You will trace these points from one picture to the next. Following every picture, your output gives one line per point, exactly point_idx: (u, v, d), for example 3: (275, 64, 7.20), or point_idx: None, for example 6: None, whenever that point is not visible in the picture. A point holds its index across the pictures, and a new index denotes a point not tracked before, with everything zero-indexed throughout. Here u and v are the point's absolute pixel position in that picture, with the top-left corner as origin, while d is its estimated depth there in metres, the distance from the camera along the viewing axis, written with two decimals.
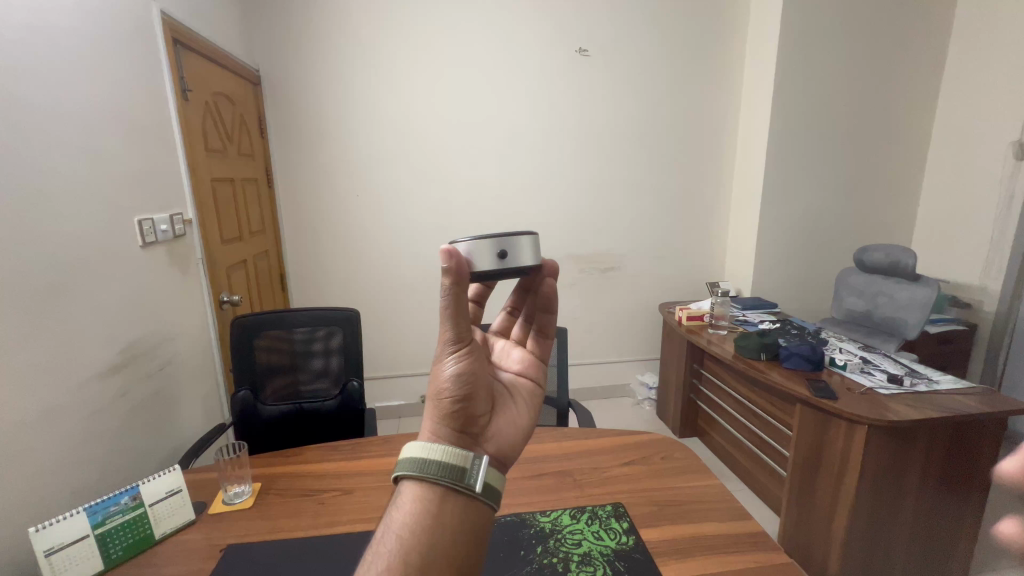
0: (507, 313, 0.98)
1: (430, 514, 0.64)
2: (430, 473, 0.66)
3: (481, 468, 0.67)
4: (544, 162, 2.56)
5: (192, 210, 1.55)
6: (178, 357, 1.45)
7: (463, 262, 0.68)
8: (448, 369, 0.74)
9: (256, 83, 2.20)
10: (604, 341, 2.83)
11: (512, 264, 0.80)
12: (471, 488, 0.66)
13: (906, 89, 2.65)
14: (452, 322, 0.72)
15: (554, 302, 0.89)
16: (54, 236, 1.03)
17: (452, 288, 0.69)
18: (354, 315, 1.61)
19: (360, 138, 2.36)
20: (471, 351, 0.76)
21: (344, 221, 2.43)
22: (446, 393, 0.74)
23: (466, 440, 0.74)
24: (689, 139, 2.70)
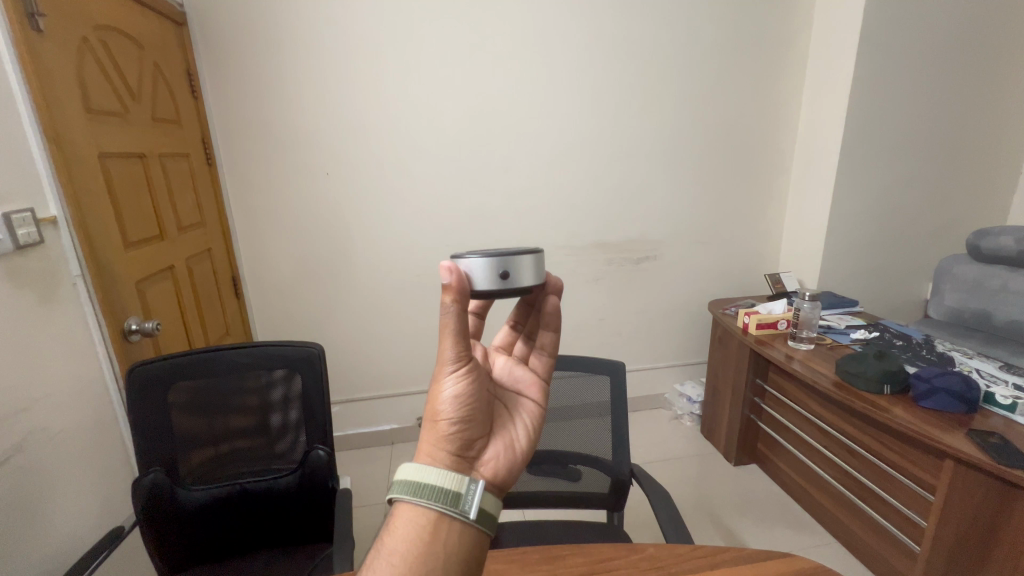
0: (509, 327, 0.76)
1: (421, 548, 0.51)
2: (422, 498, 0.52)
3: (479, 490, 0.54)
4: (562, 129, 2.02)
5: (56, 204, 1.04)
6: (42, 433, 0.96)
7: (464, 279, 0.55)
8: (448, 386, 0.58)
9: (180, 23, 1.62)
10: (637, 345, 2.36)
11: (512, 282, 0.62)
12: (468, 514, 0.53)
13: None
14: (456, 333, 0.57)
15: (561, 322, 0.70)
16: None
17: (456, 298, 0.55)
18: (316, 353, 1.10)
19: (327, 98, 1.80)
20: (476, 365, 0.61)
21: (310, 207, 1.89)
22: (444, 417, 0.58)
23: (467, 468, 0.57)
24: (744, 97, 2.16)
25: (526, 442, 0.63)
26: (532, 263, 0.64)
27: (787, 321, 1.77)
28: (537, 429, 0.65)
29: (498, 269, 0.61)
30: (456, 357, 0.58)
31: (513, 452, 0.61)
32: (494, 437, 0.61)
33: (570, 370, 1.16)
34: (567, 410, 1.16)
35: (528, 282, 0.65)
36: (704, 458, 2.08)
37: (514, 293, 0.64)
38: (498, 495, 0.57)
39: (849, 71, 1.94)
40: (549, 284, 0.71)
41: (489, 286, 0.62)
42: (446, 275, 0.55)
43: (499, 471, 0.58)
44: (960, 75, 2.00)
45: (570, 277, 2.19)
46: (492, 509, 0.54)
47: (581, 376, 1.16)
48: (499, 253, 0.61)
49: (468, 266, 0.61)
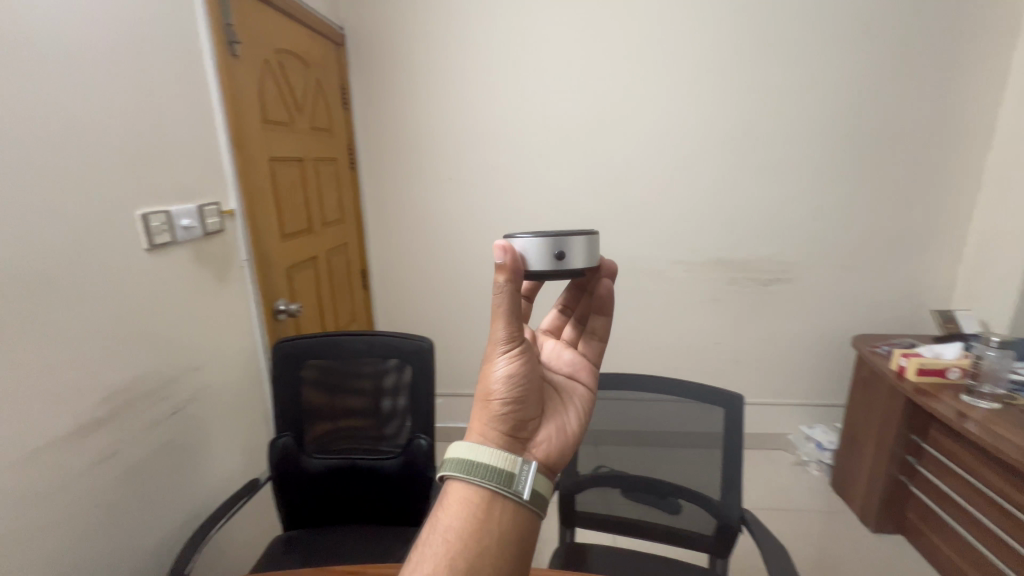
0: (557, 311, 0.82)
1: (473, 525, 0.53)
2: (476, 476, 0.54)
3: (532, 472, 0.55)
4: (691, 134, 1.86)
5: (235, 199, 1.24)
6: (210, 390, 1.16)
7: (518, 260, 0.57)
8: (500, 366, 0.61)
9: (340, 43, 1.84)
10: (757, 376, 2.12)
11: (566, 262, 0.65)
12: (521, 495, 0.54)
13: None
14: (507, 315, 0.60)
15: (613, 304, 0.74)
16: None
17: (508, 279, 0.57)
18: (425, 347, 1.16)
19: (454, 107, 1.90)
20: (527, 347, 0.63)
21: (431, 210, 2.02)
22: (496, 396, 0.60)
23: (519, 448, 0.60)
24: (929, 94, 1.78)
25: (577, 426, 0.66)
26: (585, 244, 0.67)
27: (960, 370, 1.45)
28: (585, 412, 0.68)
29: (553, 249, 0.65)
30: (508, 338, 0.60)
31: (565, 435, 0.64)
32: (544, 420, 0.64)
33: (679, 396, 1.07)
34: (671, 439, 1.07)
35: (581, 263, 0.67)
36: (832, 515, 1.79)
37: (565, 274, 0.67)
38: (550, 476, 0.60)
39: None
40: (603, 268, 0.75)
41: (543, 266, 0.65)
42: (500, 255, 0.57)
43: (550, 452, 0.61)
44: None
45: (685, 295, 2.04)
46: (544, 492, 0.56)
47: (690, 404, 1.06)
48: (553, 234, 0.65)
49: (522, 247, 0.64)
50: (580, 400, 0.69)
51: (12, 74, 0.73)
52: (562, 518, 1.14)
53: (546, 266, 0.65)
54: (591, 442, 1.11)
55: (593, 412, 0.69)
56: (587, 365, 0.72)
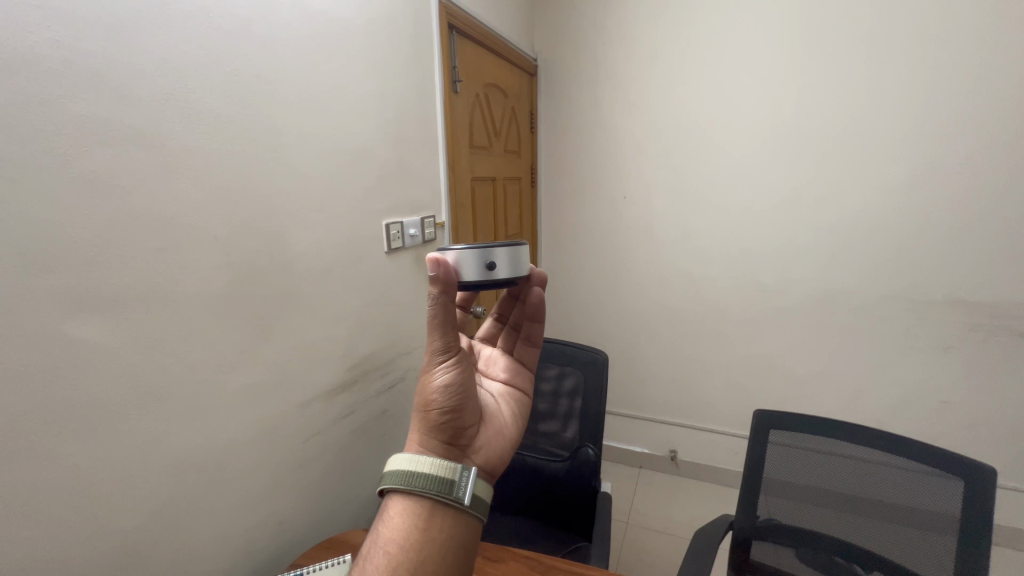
0: (492, 320, 0.88)
1: (415, 534, 0.56)
2: (418, 486, 0.57)
3: (472, 476, 0.59)
4: (926, 145, 1.54)
5: (446, 213, 1.45)
6: (414, 372, 1.38)
7: (452, 270, 0.59)
8: (438, 376, 0.64)
9: (533, 73, 2.02)
10: (1009, 453, 1.65)
11: (493, 273, 0.67)
12: (462, 500, 0.58)
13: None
14: (443, 326, 0.63)
15: (544, 313, 0.78)
16: (280, 236, 0.94)
17: (443, 290, 0.60)
18: (601, 359, 1.21)
19: (636, 127, 1.92)
20: (462, 355, 0.67)
21: (605, 227, 2.06)
22: (435, 406, 0.64)
23: (459, 454, 0.64)
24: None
25: (511, 427, 0.73)
26: (510, 254, 0.69)
27: None
28: (515, 413, 0.75)
29: (484, 260, 0.67)
30: (443, 348, 0.64)
31: (500, 435, 0.70)
32: (481, 425, 0.69)
33: (899, 459, 0.91)
34: (883, 508, 0.91)
35: (511, 273, 0.70)
36: None
37: (495, 283, 0.69)
38: (487, 478, 0.65)
39: None
40: (535, 278, 0.78)
41: (474, 277, 0.67)
42: (434, 268, 0.59)
43: (487, 456, 0.67)
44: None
45: (901, 338, 1.70)
46: (482, 494, 0.60)
47: (913, 471, 0.89)
48: (480, 246, 0.66)
49: (452, 258, 0.66)
50: (512, 405, 0.75)
51: (317, 117, 1.00)
52: (731, 568, 1.06)
53: (475, 277, 0.66)
54: (775, 489, 1.02)
55: (525, 414, 0.76)
56: (519, 370, 0.79)
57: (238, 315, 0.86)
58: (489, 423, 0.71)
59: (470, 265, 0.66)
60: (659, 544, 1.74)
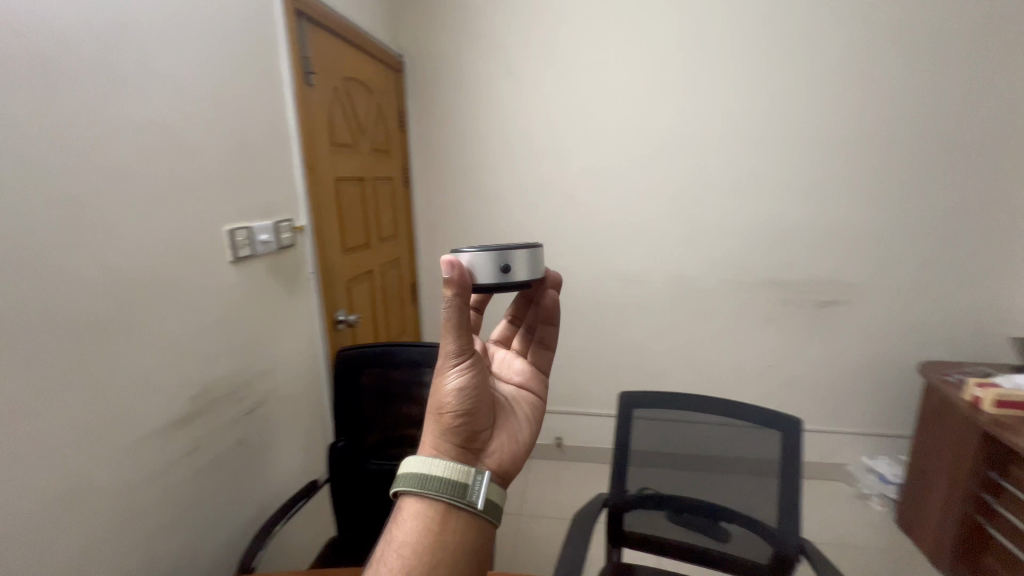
0: (507, 321, 0.86)
1: (430, 536, 0.58)
2: (432, 490, 0.59)
3: (485, 481, 0.60)
4: (738, 152, 1.83)
5: (305, 216, 1.34)
6: (276, 394, 1.24)
7: (467, 273, 0.59)
8: (451, 379, 0.64)
9: (399, 69, 1.95)
10: (813, 402, 2.02)
11: (512, 276, 0.67)
12: (476, 504, 0.59)
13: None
14: (456, 327, 0.62)
15: (559, 314, 0.77)
16: (87, 247, 0.76)
17: (457, 292, 0.60)
18: None
19: (504, 128, 1.96)
20: (476, 358, 0.66)
21: (480, 226, 2.07)
22: (449, 409, 0.63)
23: (472, 459, 0.64)
24: (1013, 97, 1.66)
25: (528, 434, 0.70)
26: (527, 256, 0.70)
27: None
28: (537, 421, 0.72)
29: (499, 262, 0.67)
30: (456, 351, 0.63)
31: (518, 442, 0.68)
32: (496, 431, 0.68)
33: (734, 419, 1.05)
34: (728, 463, 1.04)
35: (527, 275, 0.70)
36: (898, 555, 1.66)
37: (513, 286, 0.69)
38: (502, 484, 0.64)
39: None
40: (550, 279, 0.79)
41: (489, 279, 0.68)
42: (447, 269, 0.59)
43: (503, 462, 0.65)
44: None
45: (734, 315, 1.98)
46: (497, 498, 0.61)
47: (742, 428, 1.04)
48: (496, 248, 0.67)
49: (468, 260, 0.67)
50: (528, 409, 0.73)
51: (130, 102, 0.83)
52: (610, 540, 1.14)
53: (493, 280, 0.67)
54: (641, 461, 1.11)
55: (543, 420, 0.73)
56: (536, 373, 0.76)
57: (23, 350, 0.68)
58: (506, 428, 0.69)
59: (488, 268, 0.67)
60: (550, 529, 1.81)
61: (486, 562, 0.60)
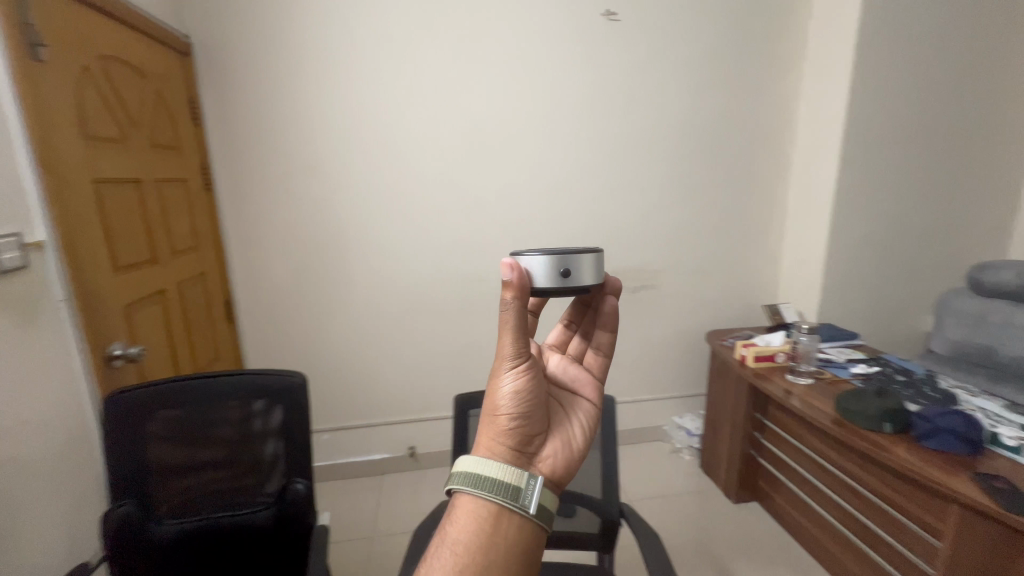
0: (562, 327, 0.86)
1: (483, 537, 0.57)
2: (484, 490, 0.59)
3: (539, 486, 0.60)
4: (555, 156, 1.98)
5: (45, 228, 1.05)
6: (9, 464, 0.94)
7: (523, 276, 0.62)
8: (507, 381, 0.65)
9: (185, 52, 1.66)
10: (635, 376, 2.31)
11: (575, 280, 0.70)
12: (528, 509, 0.58)
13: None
14: (515, 330, 0.65)
15: (618, 321, 0.79)
16: None
17: (514, 295, 0.63)
18: (299, 381, 1.09)
19: (322, 125, 1.80)
20: (532, 362, 0.67)
21: (303, 232, 1.88)
22: (503, 411, 0.65)
23: (524, 462, 0.64)
24: (750, 117, 2.11)
25: (581, 439, 0.70)
26: (586, 263, 0.72)
27: (785, 354, 1.73)
28: (592, 428, 0.72)
29: (559, 267, 0.70)
30: (514, 354, 0.65)
31: (570, 448, 0.68)
32: (549, 435, 0.68)
33: None
34: None
35: (585, 280, 0.73)
36: (704, 495, 1.99)
37: (573, 290, 0.72)
38: (556, 491, 0.64)
39: (845, 103, 1.91)
40: (608, 286, 0.80)
41: (549, 282, 0.70)
42: (508, 272, 0.63)
43: (556, 467, 0.65)
44: (963, 90, 1.97)
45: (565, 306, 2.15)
46: (549, 505, 0.60)
47: None
48: (559, 253, 0.69)
49: (529, 264, 0.69)
50: (584, 417, 0.72)
51: None
52: None
53: (553, 283, 0.70)
54: None
55: (599, 427, 0.72)
56: (592, 380, 0.76)
57: None
58: (559, 433, 0.69)
59: (549, 270, 0.69)
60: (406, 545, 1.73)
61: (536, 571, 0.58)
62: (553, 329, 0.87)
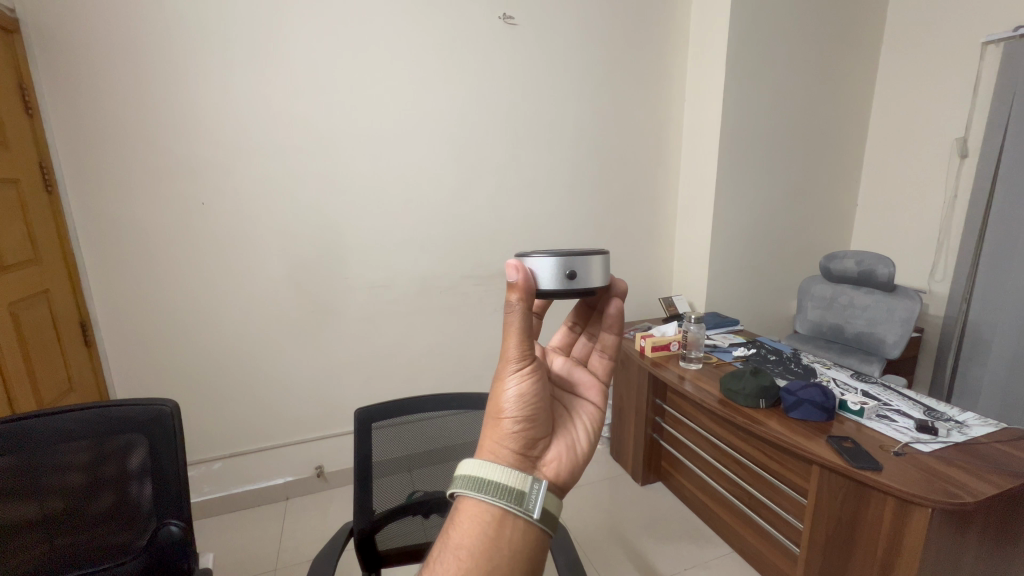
0: (567, 329, 0.84)
1: (488, 541, 0.55)
2: (487, 494, 0.56)
3: (542, 490, 0.57)
4: (458, 157, 1.97)
5: None
6: None
7: (530, 278, 0.60)
8: (512, 384, 0.63)
9: (10, 29, 1.39)
10: None
11: (581, 282, 0.68)
12: (533, 513, 0.56)
13: (862, 66, 2.38)
14: (521, 332, 0.62)
15: (623, 324, 0.77)
16: None
17: (521, 297, 0.60)
18: (170, 409, 0.96)
19: (195, 120, 1.61)
20: (537, 365, 0.65)
21: (177, 240, 1.67)
22: (508, 414, 0.63)
23: (530, 466, 0.62)
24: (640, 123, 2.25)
25: (586, 443, 0.69)
26: (592, 264, 0.70)
27: (678, 342, 1.88)
28: (596, 431, 0.70)
29: (565, 269, 0.68)
30: (520, 356, 0.63)
31: (575, 452, 0.67)
32: (554, 439, 0.66)
33: (467, 409, 1.17)
34: (466, 450, 1.14)
35: (593, 282, 0.71)
36: (615, 481, 2.10)
37: (579, 292, 0.70)
38: (560, 496, 0.61)
39: (718, 113, 2.11)
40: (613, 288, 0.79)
41: (556, 285, 0.68)
42: (513, 273, 0.60)
43: (561, 472, 0.63)
44: (807, 106, 2.28)
45: (476, 308, 2.14)
46: (553, 508, 0.58)
47: (469, 414, 1.17)
48: (565, 254, 0.67)
49: (535, 266, 0.67)
50: (587, 420, 0.71)
51: None
52: (364, 567, 1.05)
53: (559, 286, 0.68)
54: (388, 470, 1.10)
55: (603, 430, 0.71)
56: (597, 383, 0.75)
57: None
58: (564, 436, 0.68)
59: (555, 272, 0.67)
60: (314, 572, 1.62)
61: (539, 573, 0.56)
62: (557, 331, 0.85)
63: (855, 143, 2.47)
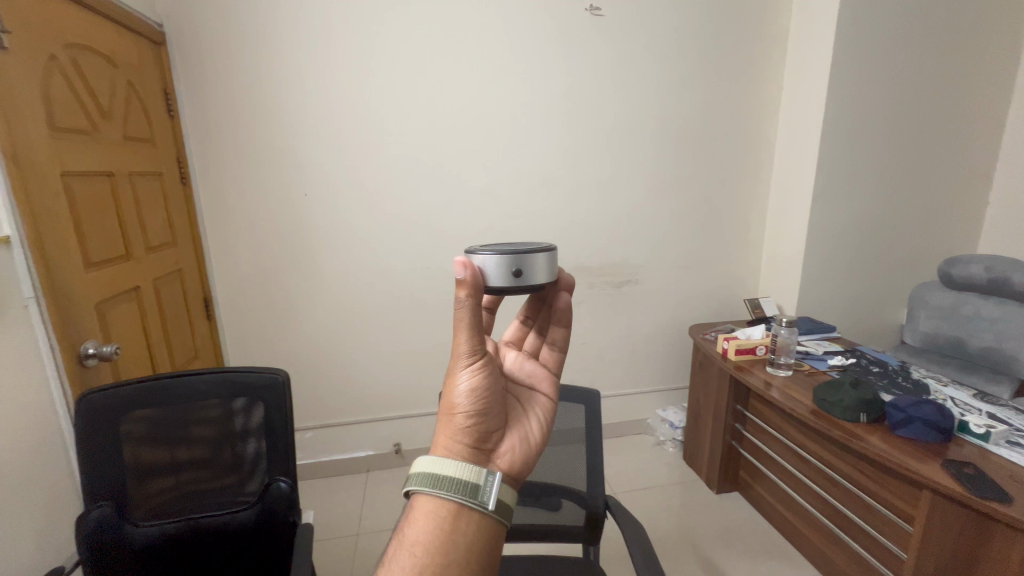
0: (519, 322, 0.83)
1: (443, 536, 0.55)
2: (442, 489, 0.56)
3: (497, 481, 0.58)
4: (539, 152, 1.99)
5: (10, 223, 1.02)
6: None
7: (477, 274, 0.60)
8: (463, 379, 0.63)
9: (159, 41, 1.60)
10: (619, 371, 2.33)
11: (523, 282, 0.68)
12: (487, 505, 0.56)
13: (1005, 44, 2.07)
14: (470, 327, 0.63)
15: (572, 317, 0.77)
16: None
17: (469, 293, 0.60)
18: (281, 378, 1.07)
19: (302, 119, 1.77)
20: (488, 359, 0.66)
21: (283, 228, 1.84)
22: (460, 409, 0.63)
23: (483, 459, 0.62)
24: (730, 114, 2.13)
25: (540, 432, 0.69)
26: (536, 263, 0.70)
27: (765, 347, 1.77)
28: (549, 422, 0.70)
29: (511, 266, 0.68)
30: (470, 352, 0.63)
31: (528, 443, 0.66)
32: (506, 431, 0.66)
33: None
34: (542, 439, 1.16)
35: (541, 278, 0.71)
36: (687, 486, 2.02)
37: (526, 290, 0.70)
38: (514, 486, 0.62)
39: (822, 101, 1.94)
40: (561, 282, 0.79)
41: (502, 282, 0.69)
42: (460, 270, 0.60)
43: (514, 462, 0.63)
44: (931, 92, 2.03)
45: None
46: (508, 500, 0.59)
47: None
48: (509, 253, 0.67)
49: (481, 262, 0.68)
50: (540, 412, 0.71)
51: None
52: None
53: (504, 283, 0.69)
54: None
55: (555, 420, 0.71)
56: (548, 375, 0.74)
57: None
58: (517, 428, 0.68)
59: (500, 270, 0.68)
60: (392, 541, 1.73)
61: (495, 563, 0.57)
62: (509, 325, 0.84)
63: (990, 133, 2.16)
